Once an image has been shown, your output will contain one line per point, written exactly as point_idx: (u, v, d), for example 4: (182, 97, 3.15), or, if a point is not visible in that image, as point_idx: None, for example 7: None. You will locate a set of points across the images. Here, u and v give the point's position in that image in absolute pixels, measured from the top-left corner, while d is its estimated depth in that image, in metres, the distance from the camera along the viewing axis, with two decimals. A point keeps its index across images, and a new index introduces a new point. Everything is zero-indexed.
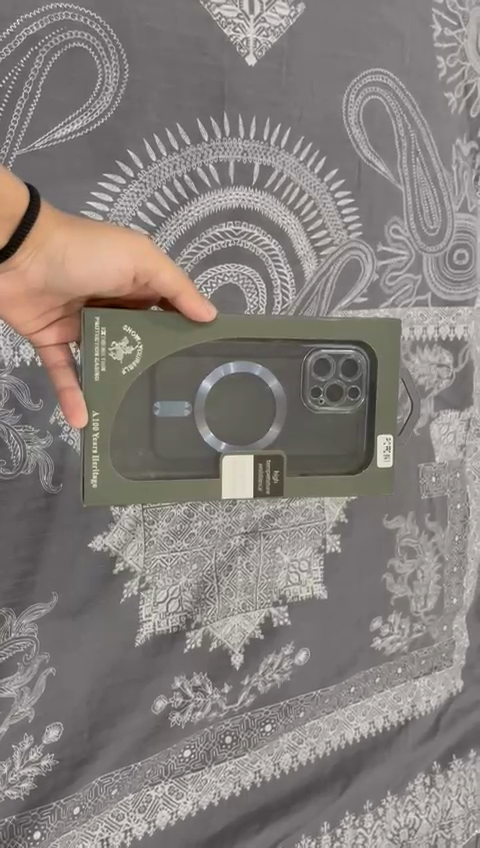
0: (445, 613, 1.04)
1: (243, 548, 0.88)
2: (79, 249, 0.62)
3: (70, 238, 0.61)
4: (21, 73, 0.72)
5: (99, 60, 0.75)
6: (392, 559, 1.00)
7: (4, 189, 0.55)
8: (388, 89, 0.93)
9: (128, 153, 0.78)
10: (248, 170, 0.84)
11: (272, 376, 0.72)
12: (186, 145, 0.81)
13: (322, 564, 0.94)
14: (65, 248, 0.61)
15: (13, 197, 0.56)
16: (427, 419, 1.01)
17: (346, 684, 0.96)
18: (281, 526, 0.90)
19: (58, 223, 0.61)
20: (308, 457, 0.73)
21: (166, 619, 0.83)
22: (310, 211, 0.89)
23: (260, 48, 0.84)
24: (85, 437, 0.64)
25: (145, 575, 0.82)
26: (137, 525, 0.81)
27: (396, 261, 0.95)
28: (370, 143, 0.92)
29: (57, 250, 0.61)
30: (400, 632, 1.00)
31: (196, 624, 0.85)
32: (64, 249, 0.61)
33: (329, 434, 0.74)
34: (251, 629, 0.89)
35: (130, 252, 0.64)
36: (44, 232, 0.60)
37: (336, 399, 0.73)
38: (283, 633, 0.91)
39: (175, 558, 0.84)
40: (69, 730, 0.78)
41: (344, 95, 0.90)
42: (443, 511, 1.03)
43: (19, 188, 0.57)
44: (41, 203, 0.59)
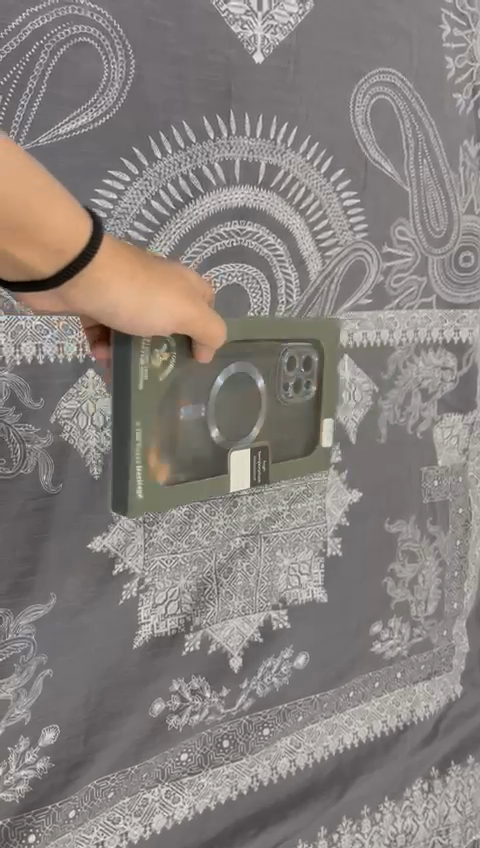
0: (445, 617, 1.04)
1: (243, 550, 0.87)
2: (139, 305, 0.52)
3: (130, 287, 0.50)
4: (27, 66, 0.70)
5: (105, 55, 0.74)
6: (393, 563, 0.99)
7: (63, 216, 0.45)
8: (396, 89, 0.92)
9: (132, 150, 0.76)
10: (254, 168, 0.83)
11: (262, 371, 0.73)
12: (192, 143, 0.80)
13: (322, 568, 0.93)
14: (124, 305, 0.51)
15: (71, 226, 0.45)
16: (431, 422, 1.01)
17: (344, 688, 0.96)
18: (282, 529, 0.90)
19: (123, 275, 0.49)
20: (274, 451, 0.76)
21: (164, 621, 0.82)
22: (316, 211, 0.88)
23: (268, 46, 0.83)
24: (126, 450, 0.62)
25: (144, 576, 0.81)
26: (137, 527, 0.80)
27: (401, 262, 0.95)
28: (377, 143, 0.91)
29: (113, 304, 0.51)
30: (399, 636, 1.00)
31: (195, 626, 0.84)
32: (123, 305, 0.51)
33: (292, 423, 0.78)
34: (250, 632, 0.88)
35: (183, 309, 0.55)
36: (105, 269, 0.48)
37: (299, 396, 0.78)
38: (282, 636, 0.91)
39: (174, 560, 0.83)
40: (66, 733, 0.76)
41: (352, 95, 0.89)
42: (445, 515, 1.03)
43: (80, 217, 0.46)
44: (103, 236, 0.48)
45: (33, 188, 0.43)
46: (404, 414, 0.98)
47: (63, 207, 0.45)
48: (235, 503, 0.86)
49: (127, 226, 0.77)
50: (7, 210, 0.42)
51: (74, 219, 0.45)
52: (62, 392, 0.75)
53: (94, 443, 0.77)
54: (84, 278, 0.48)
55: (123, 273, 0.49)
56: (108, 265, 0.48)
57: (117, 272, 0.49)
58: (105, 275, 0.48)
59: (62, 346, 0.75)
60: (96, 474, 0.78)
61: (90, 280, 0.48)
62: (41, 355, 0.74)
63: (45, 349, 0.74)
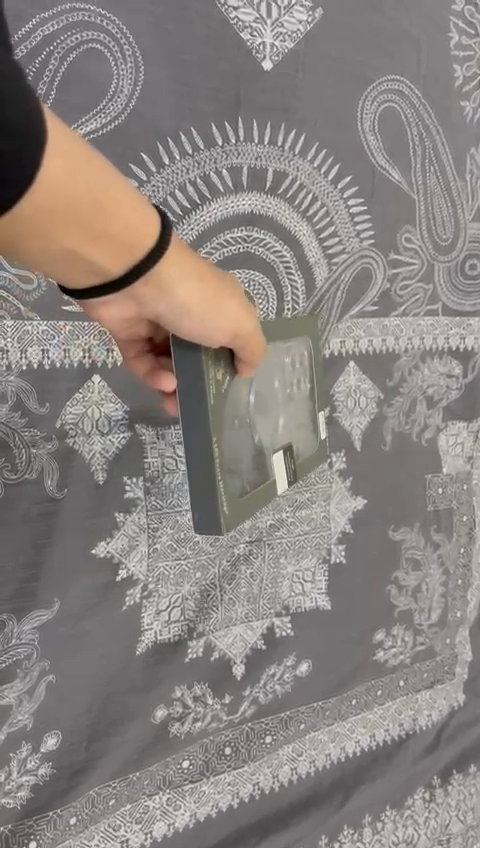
0: (448, 626, 1.04)
1: (247, 557, 0.87)
2: (203, 310, 0.48)
3: (195, 295, 0.47)
4: (36, 73, 0.70)
5: (114, 62, 0.74)
6: (396, 571, 0.99)
7: (130, 211, 0.42)
8: (404, 97, 0.92)
9: (140, 156, 0.76)
10: (261, 175, 0.83)
11: (297, 356, 0.71)
12: (200, 149, 0.80)
13: (326, 576, 0.93)
14: (191, 307, 0.48)
15: (139, 223, 0.42)
16: (435, 429, 1.01)
17: (347, 696, 0.95)
18: (286, 536, 0.89)
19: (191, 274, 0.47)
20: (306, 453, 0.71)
21: (167, 628, 0.82)
22: (323, 218, 0.88)
23: (276, 53, 0.83)
24: (202, 459, 0.53)
25: (147, 583, 0.81)
26: (141, 533, 0.80)
27: (408, 270, 0.95)
28: (385, 150, 0.91)
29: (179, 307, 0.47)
30: (402, 645, 1.00)
31: (198, 633, 0.84)
32: (186, 308, 0.48)
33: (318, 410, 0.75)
34: (253, 640, 0.88)
35: (243, 323, 0.52)
36: (172, 274, 0.46)
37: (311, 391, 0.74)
38: (285, 644, 0.90)
39: (178, 567, 0.83)
40: (68, 739, 0.76)
41: (360, 102, 0.89)
42: (449, 523, 1.03)
43: (149, 214, 0.43)
44: (171, 237, 0.45)
45: (99, 182, 0.39)
46: (409, 422, 0.98)
47: (131, 201, 0.42)
48: None
49: None
50: (80, 192, 0.38)
51: (142, 215, 0.43)
52: (68, 397, 0.75)
53: (98, 449, 0.77)
54: (155, 272, 0.45)
55: (192, 272, 0.47)
56: (178, 262, 0.46)
57: (187, 271, 0.46)
58: (173, 273, 0.45)
59: (68, 352, 0.75)
60: (100, 479, 0.78)
61: (161, 276, 0.45)
62: (48, 361, 0.74)
63: (52, 354, 0.74)
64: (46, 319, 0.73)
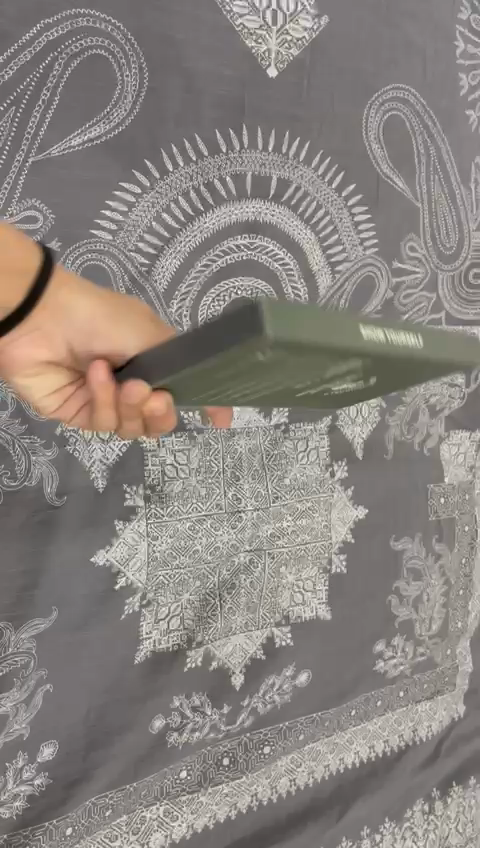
0: (449, 637, 1.04)
1: (247, 567, 0.86)
2: (107, 325, 0.56)
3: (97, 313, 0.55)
4: (40, 78, 0.70)
5: (119, 68, 0.74)
6: (397, 582, 0.98)
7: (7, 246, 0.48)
8: (409, 105, 0.92)
9: (144, 163, 0.76)
10: (265, 183, 0.83)
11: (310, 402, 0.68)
12: (204, 156, 0.79)
13: (326, 585, 0.92)
14: (94, 328, 0.55)
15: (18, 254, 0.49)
16: (438, 439, 1.00)
17: (346, 707, 0.94)
18: (286, 545, 0.89)
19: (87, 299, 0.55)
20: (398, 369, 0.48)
21: (166, 637, 0.82)
22: (327, 226, 0.87)
23: (282, 60, 0.83)
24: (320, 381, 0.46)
25: (146, 591, 0.80)
26: (140, 541, 0.80)
27: (412, 279, 0.94)
28: (390, 159, 0.91)
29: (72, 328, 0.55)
30: (403, 655, 0.99)
31: (197, 642, 0.84)
32: (93, 327, 0.55)
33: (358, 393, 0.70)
34: (253, 649, 0.87)
35: (140, 327, 0.57)
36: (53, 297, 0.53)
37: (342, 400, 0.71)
38: (284, 654, 0.90)
39: (177, 575, 0.82)
40: (65, 749, 0.75)
41: (365, 110, 0.89)
42: (451, 534, 1.03)
43: (24, 244, 0.50)
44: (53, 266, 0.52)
45: None
46: (411, 431, 0.98)
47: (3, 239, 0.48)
48: (240, 518, 0.86)
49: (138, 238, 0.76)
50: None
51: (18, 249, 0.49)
52: None
53: (98, 456, 0.77)
54: (39, 301, 0.52)
55: (92, 297, 0.56)
56: (69, 287, 0.54)
57: (79, 292, 0.55)
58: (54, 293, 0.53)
59: None
60: (100, 487, 0.77)
61: (44, 300, 0.52)
62: None
63: None
64: None
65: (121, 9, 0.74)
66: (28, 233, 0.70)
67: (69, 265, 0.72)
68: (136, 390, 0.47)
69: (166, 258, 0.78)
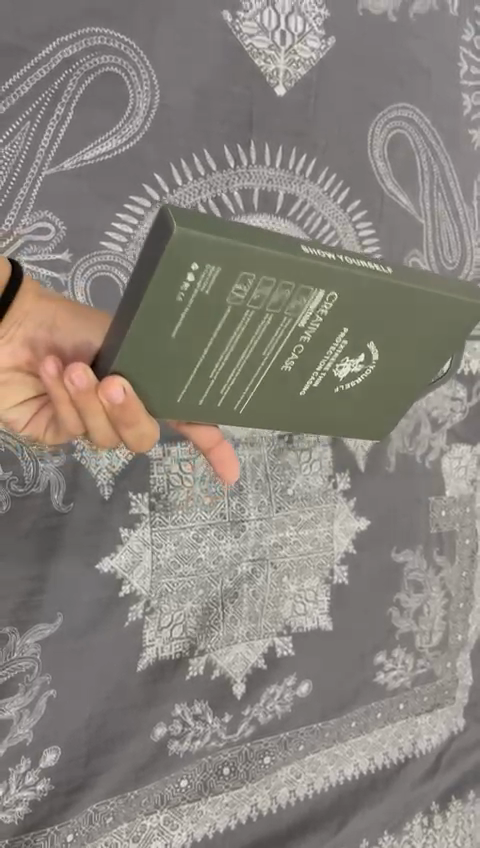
0: (449, 649, 1.04)
1: (250, 576, 0.87)
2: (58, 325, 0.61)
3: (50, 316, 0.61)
4: (55, 93, 0.72)
5: (131, 85, 0.76)
6: (399, 593, 0.99)
7: None
8: (413, 124, 0.93)
9: (154, 177, 0.77)
10: (272, 197, 0.84)
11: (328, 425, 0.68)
12: (213, 171, 0.81)
13: (328, 596, 0.93)
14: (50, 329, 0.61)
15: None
16: (439, 451, 1.01)
17: (347, 718, 0.95)
18: (289, 555, 0.90)
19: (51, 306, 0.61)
20: (420, 309, 0.55)
21: (169, 645, 0.82)
22: (331, 241, 0.88)
23: (290, 79, 0.85)
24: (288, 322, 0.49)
25: (150, 599, 0.81)
26: (145, 549, 0.81)
27: None
28: (394, 175, 0.93)
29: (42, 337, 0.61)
30: (403, 667, 0.99)
31: (199, 651, 0.84)
32: (49, 327, 0.61)
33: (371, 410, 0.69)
34: (254, 659, 0.88)
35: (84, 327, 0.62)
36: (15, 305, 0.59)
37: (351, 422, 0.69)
38: (286, 663, 0.90)
39: (181, 583, 0.83)
40: (67, 754, 0.76)
41: (370, 128, 0.90)
42: (452, 545, 1.03)
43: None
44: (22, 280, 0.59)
45: None
46: (413, 443, 0.99)
47: None
48: (243, 527, 0.87)
49: None
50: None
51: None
52: None
53: (105, 464, 0.78)
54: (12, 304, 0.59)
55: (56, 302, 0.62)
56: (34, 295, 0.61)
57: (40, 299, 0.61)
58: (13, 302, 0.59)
59: None
60: (107, 494, 0.78)
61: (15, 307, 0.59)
62: None
63: None
64: None
65: (134, 28, 0.76)
66: (39, 245, 0.71)
67: (79, 277, 0.73)
68: (83, 380, 0.49)
69: None
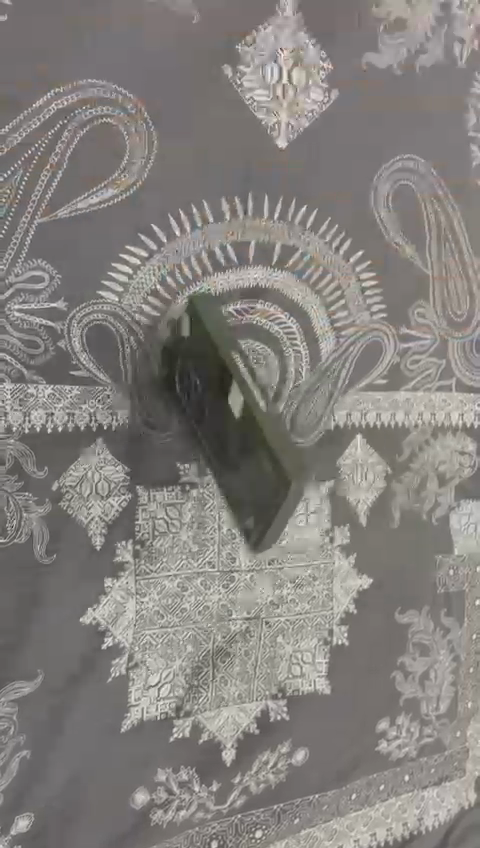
0: (458, 718, 0.99)
1: (243, 636, 0.83)
2: None
3: None
4: (48, 144, 0.72)
5: (128, 136, 0.75)
6: (402, 657, 0.94)
7: None
8: (419, 175, 0.93)
9: (151, 224, 0.77)
10: (270, 248, 0.84)
11: None
12: (210, 221, 0.80)
13: (327, 658, 0.88)
14: None
15: None
16: (447, 508, 0.97)
17: (346, 790, 0.90)
18: (284, 615, 0.85)
19: None
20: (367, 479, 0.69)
21: (155, 705, 0.78)
22: (333, 292, 0.88)
23: (291, 131, 0.84)
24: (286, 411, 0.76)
25: (133, 651, 0.77)
26: (128, 599, 0.77)
27: (419, 347, 0.94)
28: (399, 226, 0.92)
29: None
30: (407, 735, 0.95)
31: (186, 712, 0.80)
32: None
33: None
34: (246, 723, 0.83)
35: None
36: None
37: None
38: (280, 729, 0.85)
39: (166, 636, 0.79)
40: (42, 821, 0.73)
41: (375, 179, 0.90)
42: (461, 608, 0.98)
43: None
44: None
45: None
46: (419, 499, 0.95)
47: None
48: (233, 578, 0.83)
49: (141, 301, 0.77)
50: None
51: None
52: (71, 461, 0.74)
53: (97, 512, 0.75)
54: None
55: None
56: None
57: None
58: None
59: (72, 416, 0.74)
60: (98, 545, 0.76)
61: None
62: (51, 424, 0.73)
63: (56, 418, 0.73)
64: (54, 383, 0.73)
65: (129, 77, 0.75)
66: (33, 293, 0.72)
67: (74, 327, 0.74)
68: None
69: (170, 322, 0.79)
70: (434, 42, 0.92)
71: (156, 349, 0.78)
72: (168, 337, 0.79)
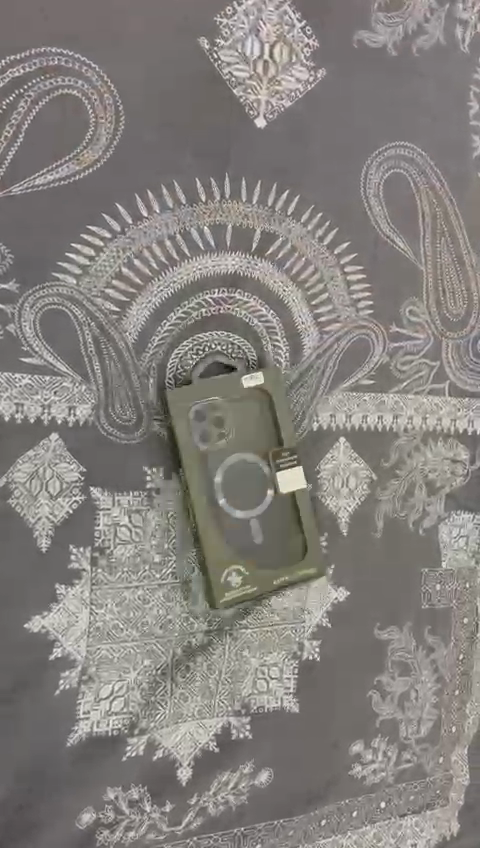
0: (442, 743, 0.93)
1: (205, 649, 0.78)
2: None
3: None
4: (3, 115, 0.68)
5: (93, 110, 0.71)
6: (381, 675, 0.88)
7: None
8: (414, 163, 0.87)
9: (116, 206, 0.73)
10: (248, 235, 0.78)
11: None
12: (182, 204, 0.75)
13: (296, 673, 0.83)
14: None
15: None
16: (436, 518, 0.91)
17: (315, 815, 0.85)
18: (251, 626, 0.80)
19: None
20: None
21: (106, 719, 0.73)
22: (316, 284, 0.83)
23: (272, 110, 0.79)
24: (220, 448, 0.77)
25: (87, 666, 0.73)
26: (82, 609, 0.72)
27: (411, 346, 0.88)
28: (391, 217, 0.86)
29: None
30: (384, 760, 0.89)
31: (140, 730, 0.75)
32: None
33: None
34: (205, 741, 0.78)
35: None
36: None
37: None
38: (242, 748, 0.80)
39: (123, 650, 0.74)
40: None
41: (365, 167, 0.84)
42: (447, 626, 0.92)
43: None
44: None
45: None
46: (405, 508, 0.89)
47: None
48: (192, 587, 0.77)
49: (104, 285, 0.73)
50: None
51: None
52: (18, 455, 0.70)
53: (45, 511, 0.71)
54: None
55: None
56: None
57: None
58: None
59: (21, 406, 0.70)
60: (44, 546, 0.71)
61: None
62: None
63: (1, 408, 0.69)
64: (1, 370, 0.69)
65: (93, 49, 0.71)
66: None
67: (26, 310, 0.70)
68: None
69: (135, 309, 0.74)
70: (433, 22, 0.87)
71: (119, 336, 0.74)
72: (134, 325, 0.74)
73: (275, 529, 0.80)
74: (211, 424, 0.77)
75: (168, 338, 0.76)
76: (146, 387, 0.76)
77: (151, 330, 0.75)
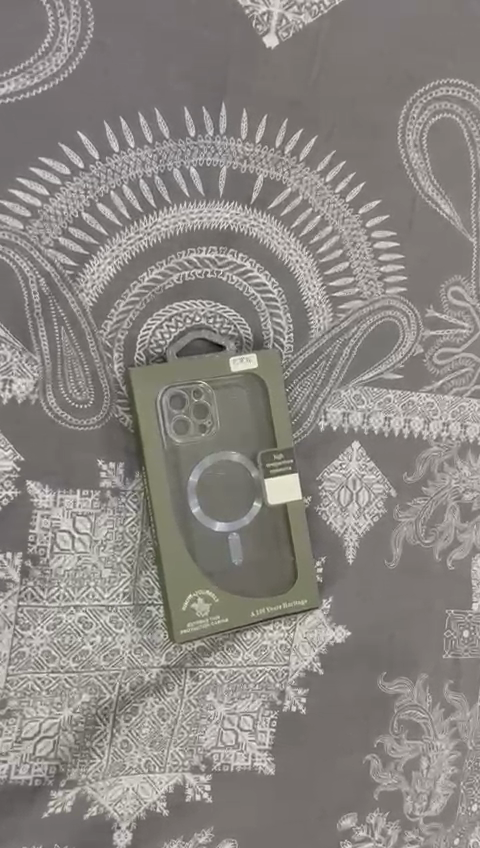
0: (459, 826, 0.75)
1: (158, 689, 0.63)
2: None
3: None
4: None
5: (54, 14, 0.58)
6: (383, 737, 0.72)
7: None
8: (470, 108, 0.69)
9: (77, 135, 0.59)
10: (247, 182, 0.63)
11: None
12: (163, 139, 0.61)
13: (273, 727, 0.68)
14: None
15: None
16: (470, 550, 0.73)
17: None
18: (218, 666, 0.65)
19: None
20: None
21: (27, 764, 0.60)
22: (332, 250, 0.67)
23: (286, 29, 0.64)
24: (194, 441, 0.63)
25: (6, 698, 0.60)
26: (5, 629, 0.59)
27: (451, 336, 0.71)
28: (435, 174, 0.69)
29: None
30: (382, 840, 0.72)
31: (69, 781, 0.61)
32: None
33: None
34: (152, 800, 0.64)
35: None
36: None
37: None
38: (198, 812, 0.65)
39: (55, 683, 0.61)
40: None
41: (405, 108, 0.67)
42: (474, 683, 0.74)
43: None
44: None
45: None
46: (431, 534, 0.72)
47: None
48: (147, 613, 0.63)
49: (57, 234, 0.59)
50: None
51: None
52: None
53: None
54: None
55: None
56: None
57: None
58: None
59: None
60: None
61: None
62: None
63: None
64: None
65: None
66: None
67: None
68: None
69: (96, 265, 0.60)
70: None
71: (73, 297, 0.60)
72: (94, 285, 0.60)
73: (257, 550, 0.65)
74: (188, 412, 0.62)
75: (139, 304, 0.62)
76: (107, 363, 0.61)
77: (117, 293, 0.61)
